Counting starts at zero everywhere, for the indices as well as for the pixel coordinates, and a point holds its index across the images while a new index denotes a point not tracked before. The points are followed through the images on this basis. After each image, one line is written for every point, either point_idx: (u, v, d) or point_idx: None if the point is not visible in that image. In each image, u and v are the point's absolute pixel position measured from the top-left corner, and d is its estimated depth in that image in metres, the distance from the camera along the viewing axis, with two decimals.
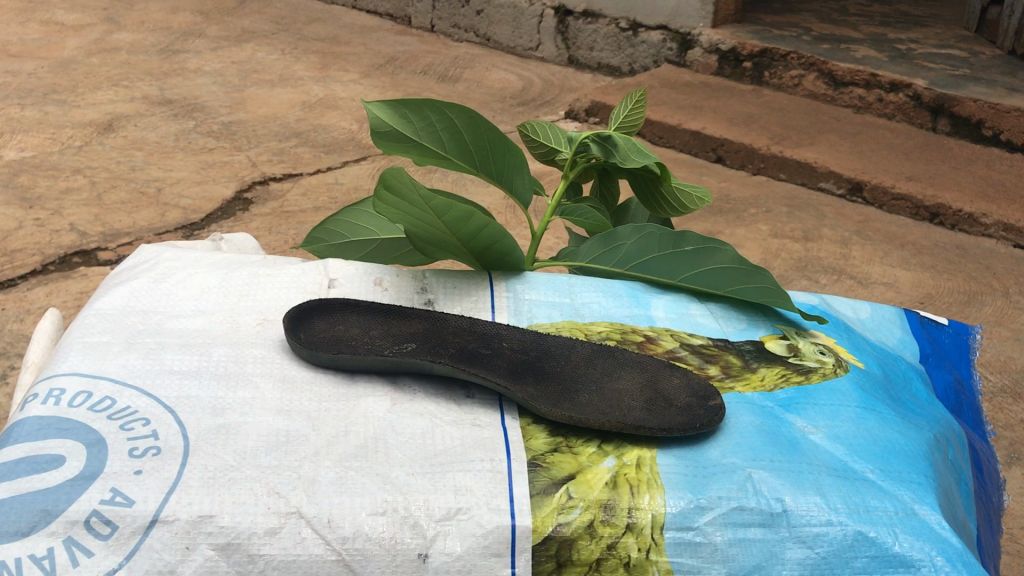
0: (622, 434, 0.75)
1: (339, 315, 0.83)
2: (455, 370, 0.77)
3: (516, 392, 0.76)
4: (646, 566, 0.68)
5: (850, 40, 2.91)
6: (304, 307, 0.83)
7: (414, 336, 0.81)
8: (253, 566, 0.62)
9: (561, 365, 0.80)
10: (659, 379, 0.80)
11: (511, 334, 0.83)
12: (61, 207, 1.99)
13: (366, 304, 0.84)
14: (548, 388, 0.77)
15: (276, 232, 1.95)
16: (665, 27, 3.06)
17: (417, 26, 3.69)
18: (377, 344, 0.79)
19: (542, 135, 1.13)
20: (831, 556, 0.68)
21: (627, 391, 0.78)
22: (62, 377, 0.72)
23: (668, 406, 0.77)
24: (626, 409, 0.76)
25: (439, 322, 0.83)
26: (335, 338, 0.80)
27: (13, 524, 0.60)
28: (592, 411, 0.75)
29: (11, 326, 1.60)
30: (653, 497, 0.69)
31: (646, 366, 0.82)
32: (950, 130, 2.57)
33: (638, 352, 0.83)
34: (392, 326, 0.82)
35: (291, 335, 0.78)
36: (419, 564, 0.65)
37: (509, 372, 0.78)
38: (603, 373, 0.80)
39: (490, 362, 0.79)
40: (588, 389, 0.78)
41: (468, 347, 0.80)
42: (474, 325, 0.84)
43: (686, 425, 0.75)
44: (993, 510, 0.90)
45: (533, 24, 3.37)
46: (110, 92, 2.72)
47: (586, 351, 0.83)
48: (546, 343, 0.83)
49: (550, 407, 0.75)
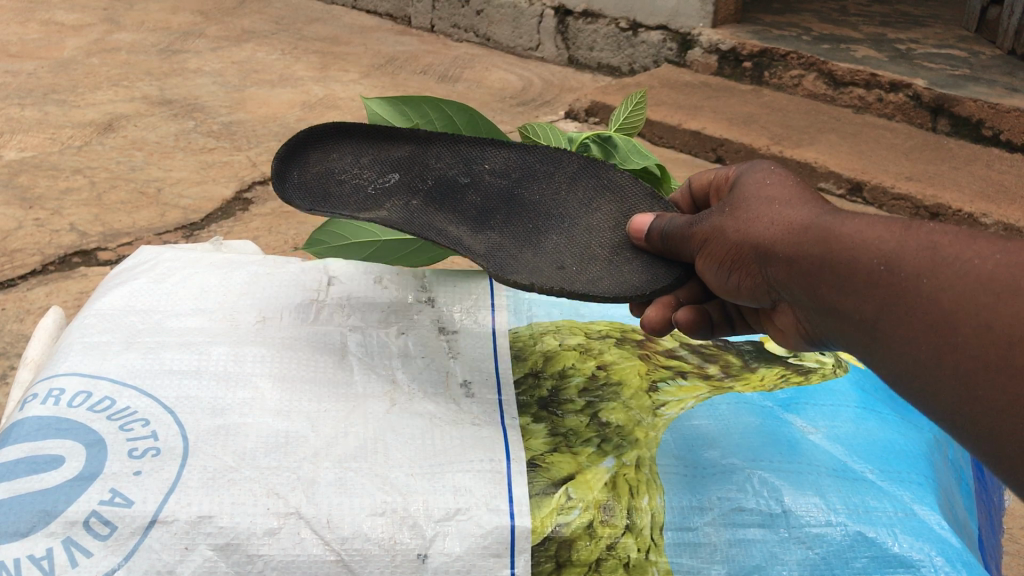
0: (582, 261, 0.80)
1: (330, 140, 0.85)
2: (426, 210, 0.82)
3: (483, 234, 0.80)
4: (646, 566, 0.68)
5: (850, 41, 2.89)
6: (299, 139, 0.84)
7: (397, 163, 0.84)
8: (252, 566, 0.62)
9: (539, 194, 0.84)
10: (636, 210, 0.84)
11: (495, 154, 0.86)
12: (61, 207, 1.99)
13: (356, 126, 0.85)
14: (515, 226, 0.82)
15: (276, 232, 1.94)
16: (665, 27, 3.04)
17: (417, 26, 3.68)
18: (362, 177, 0.83)
19: (542, 136, 1.11)
20: (830, 556, 0.68)
21: (601, 227, 0.83)
22: (62, 377, 0.72)
23: (627, 263, 0.79)
24: (587, 263, 0.79)
25: (428, 139, 0.86)
26: (324, 169, 0.83)
27: (13, 525, 0.60)
28: (553, 253, 0.80)
29: (11, 326, 1.60)
30: (652, 498, 0.71)
31: (627, 194, 0.85)
32: (950, 129, 2.57)
33: (627, 176, 0.86)
34: (379, 151, 0.85)
35: (287, 180, 0.81)
36: (418, 564, 0.64)
37: (478, 213, 0.82)
38: (580, 204, 0.84)
39: (465, 195, 0.84)
40: (558, 231, 0.82)
41: (447, 177, 0.85)
42: (459, 142, 0.86)
43: (640, 285, 0.77)
44: (992, 511, 0.95)
45: (533, 24, 3.36)
46: (110, 92, 2.72)
47: (572, 169, 0.86)
48: (534, 160, 0.86)
49: (517, 250, 0.79)
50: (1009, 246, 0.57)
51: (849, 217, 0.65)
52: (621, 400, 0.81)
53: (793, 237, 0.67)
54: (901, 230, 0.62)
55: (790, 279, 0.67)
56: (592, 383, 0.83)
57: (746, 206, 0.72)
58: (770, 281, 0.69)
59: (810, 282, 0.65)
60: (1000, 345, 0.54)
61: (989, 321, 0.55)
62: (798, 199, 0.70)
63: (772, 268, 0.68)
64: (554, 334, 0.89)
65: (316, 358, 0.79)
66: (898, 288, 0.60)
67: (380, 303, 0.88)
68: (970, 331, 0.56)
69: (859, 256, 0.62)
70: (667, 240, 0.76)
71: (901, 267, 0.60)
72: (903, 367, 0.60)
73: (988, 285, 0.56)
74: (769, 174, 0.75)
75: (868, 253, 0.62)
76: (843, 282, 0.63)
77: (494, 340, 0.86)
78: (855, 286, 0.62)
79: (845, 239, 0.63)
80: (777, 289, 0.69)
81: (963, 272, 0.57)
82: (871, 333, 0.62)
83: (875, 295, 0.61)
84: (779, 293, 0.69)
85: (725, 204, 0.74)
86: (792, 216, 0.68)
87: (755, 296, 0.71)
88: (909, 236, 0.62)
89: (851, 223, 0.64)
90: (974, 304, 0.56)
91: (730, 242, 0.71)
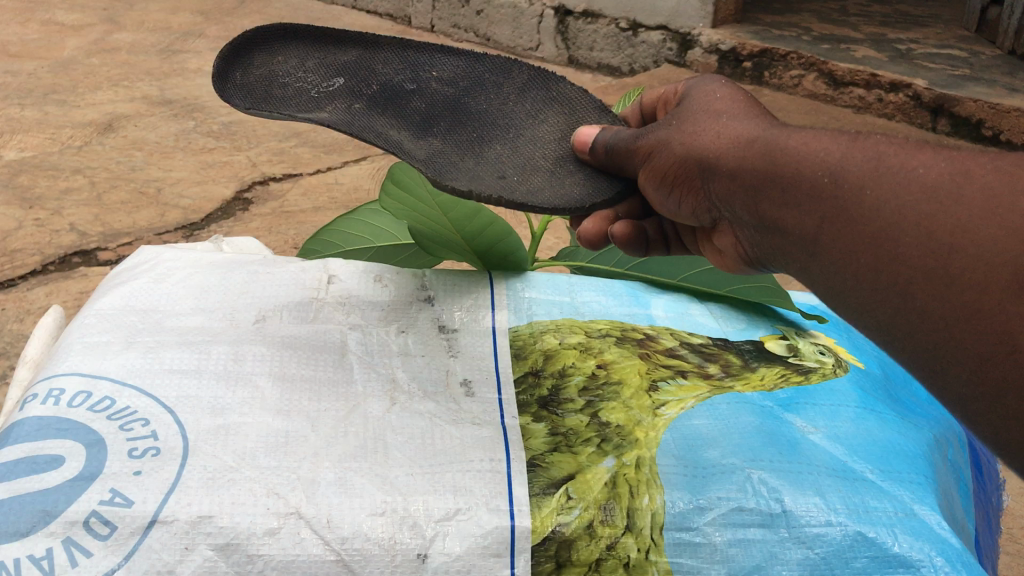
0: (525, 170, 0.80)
1: (279, 43, 0.89)
2: (369, 111, 0.83)
3: (424, 139, 0.80)
4: (646, 566, 0.68)
5: (850, 40, 2.86)
6: (246, 40, 0.88)
7: (343, 69, 0.87)
8: (253, 567, 0.62)
9: (486, 104, 0.86)
10: (584, 122, 0.87)
11: (444, 63, 0.88)
12: (61, 207, 1.99)
13: (304, 29, 0.89)
14: (459, 133, 0.82)
15: (276, 232, 1.94)
16: (665, 27, 2.95)
17: (417, 26, 3.67)
18: (308, 80, 0.85)
19: None
20: (830, 557, 0.68)
21: (546, 138, 0.84)
22: (62, 377, 0.72)
23: (569, 175, 0.81)
24: (529, 174, 0.79)
25: (376, 46, 0.88)
26: (268, 75, 0.86)
27: (13, 525, 0.60)
28: (497, 160, 0.80)
29: (12, 327, 1.60)
30: (652, 498, 0.71)
31: (577, 106, 0.88)
32: (949, 129, 2.51)
33: (576, 88, 0.89)
34: (327, 55, 0.88)
35: (234, 83, 0.85)
36: (418, 564, 0.64)
37: (422, 119, 0.83)
38: (527, 116, 0.86)
39: (410, 101, 0.85)
40: (502, 142, 0.82)
41: (393, 83, 0.86)
42: (406, 52, 0.88)
43: (582, 200, 0.78)
44: (990, 510, 0.95)
45: (533, 24, 3.29)
46: (110, 92, 2.72)
47: (521, 80, 0.88)
48: (482, 70, 0.88)
49: (458, 158, 0.79)
50: (952, 156, 0.60)
51: (794, 131, 0.68)
52: (620, 400, 0.81)
53: (741, 149, 0.70)
54: (846, 143, 0.65)
55: (734, 193, 0.70)
56: (592, 382, 0.83)
57: (693, 120, 0.75)
58: (716, 192, 0.72)
59: (756, 192, 0.69)
60: (934, 252, 0.57)
61: (928, 227, 0.57)
62: (744, 112, 0.73)
63: (717, 181, 0.72)
64: (553, 334, 0.89)
65: (316, 358, 0.79)
66: (838, 199, 0.63)
67: (380, 303, 0.88)
68: (908, 241, 0.58)
69: (803, 167, 0.65)
70: (611, 153, 0.78)
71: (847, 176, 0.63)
72: (843, 278, 0.63)
73: (928, 195, 0.58)
74: (718, 87, 0.78)
75: (812, 165, 0.65)
76: (785, 191, 0.66)
77: (494, 339, 0.87)
78: (796, 199, 0.65)
79: (791, 151, 0.66)
80: (724, 200, 0.72)
81: (906, 182, 0.60)
82: (811, 244, 0.65)
83: (816, 206, 0.64)
84: (724, 206, 0.73)
85: (672, 116, 0.77)
86: (738, 130, 0.71)
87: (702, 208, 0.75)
88: (854, 148, 0.64)
89: (797, 137, 0.67)
90: (912, 213, 0.58)
91: (676, 155, 0.74)
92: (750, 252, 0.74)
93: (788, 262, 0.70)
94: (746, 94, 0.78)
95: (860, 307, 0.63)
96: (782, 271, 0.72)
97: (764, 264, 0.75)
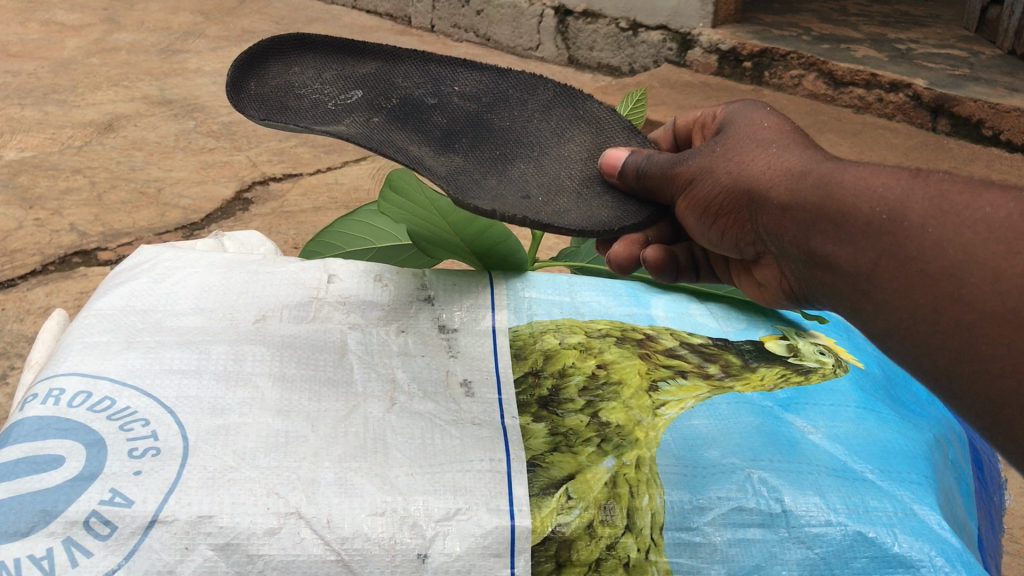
0: (548, 190, 0.80)
1: (297, 55, 0.89)
2: (388, 125, 0.82)
3: (445, 155, 0.80)
4: (646, 566, 0.68)
5: (849, 40, 2.85)
6: (262, 50, 0.88)
7: (362, 82, 0.87)
8: (253, 567, 0.62)
9: (509, 121, 0.86)
10: (611, 142, 0.86)
11: (465, 78, 0.88)
12: (61, 207, 1.99)
13: (322, 40, 0.89)
14: (480, 146, 0.82)
15: (276, 232, 1.94)
16: (665, 27, 2.94)
17: (418, 26, 3.64)
18: (325, 92, 0.85)
19: None
20: (830, 556, 0.68)
21: (571, 158, 0.84)
22: (63, 377, 0.72)
23: (597, 197, 0.81)
24: (555, 195, 0.79)
25: (396, 58, 0.88)
26: (283, 85, 0.86)
27: (13, 525, 0.60)
28: (521, 178, 0.80)
29: (11, 326, 1.60)
30: (652, 497, 0.71)
31: (604, 126, 0.87)
32: (949, 130, 2.49)
33: (603, 108, 0.88)
34: (346, 68, 0.88)
35: (248, 89, 0.85)
36: (418, 564, 0.64)
37: (443, 131, 0.83)
38: (552, 134, 0.86)
39: (431, 115, 0.85)
40: (526, 159, 0.82)
41: (412, 97, 0.86)
42: (428, 65, 0.88)
43: (610, 222, 0.78)
44: (992, 508, 0.95)
45: (532, 24, 3.27)
46: (110, 92, 2.72)
47: (547, 96, 0.88)
48: (505, 86, 0.88)
49: (481, 175, 0.79)
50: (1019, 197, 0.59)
51: (849, 166, 0.68)
52: (620, 400, 0.81)
53: (796, 184, 0.69)
54: (906, 180, 0.64)
55: (783, 227, 0.70)
56: (592, 382, 0.83)
57: (740, 150, 0.75)
58: (765, 232, 0.72)
59: (813, 228, 0.68)
60: (998, 294, 0.57)
61: (995, 272, 0.57)
62: (795, 143, 0.73)
63: (766, 213, 0.71)
64: (554, 333, 0.89)
65: (316, 358, 0.79)
66: (896, 236, 0.63)
67: (380, 303, 0.88)
68: (971, 281, 0.58)
69: (860, 204, 0.65)
70: (642, 176, 0.78)
71: (907, 216, 0.62)
72: (897, 317, 0.63)
73: (995, 235, 0.58)
74: (764, 116, 0.78)
75: (868, 202, 0.65)
76: (839, 229, 0.66)
77: (495, 339, 0.87)
78: (851, 236, 0.65)
79: (846, 186, 0.66)
80: (775, 234, 0.72)
81: (969, 223, 0.60)
82: (862, 281, 0.65)
83: (873, 243, 0.64)
84: (771, 239, 0.73)
85: (716, 143, 0.77)
86: (789, 162, 0.71)
87: (744, 242, 0.76)
88: (915, 185, 0.64)
89: (852, 172, 0.67)
90: (975, 254, 0.58)
91: (722, 185, 0.74)
92: (795, 286, 0.74)
93: (832, 297, 0.69)
94: (792, 123, 0.77)
95: (902, 340, 0.63)
96: (824, 306, 0.72)
97: (807, 300, 0.75)
